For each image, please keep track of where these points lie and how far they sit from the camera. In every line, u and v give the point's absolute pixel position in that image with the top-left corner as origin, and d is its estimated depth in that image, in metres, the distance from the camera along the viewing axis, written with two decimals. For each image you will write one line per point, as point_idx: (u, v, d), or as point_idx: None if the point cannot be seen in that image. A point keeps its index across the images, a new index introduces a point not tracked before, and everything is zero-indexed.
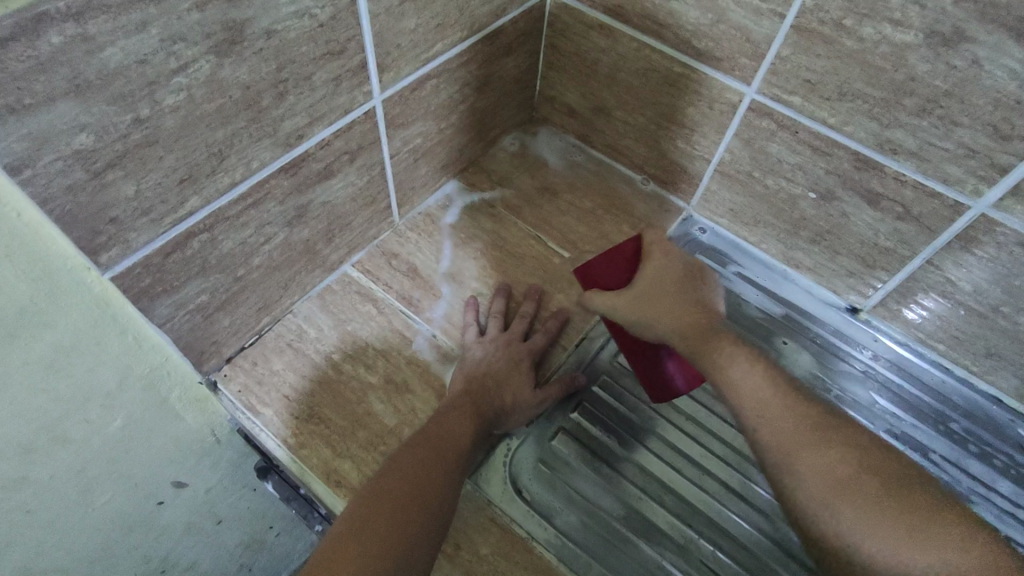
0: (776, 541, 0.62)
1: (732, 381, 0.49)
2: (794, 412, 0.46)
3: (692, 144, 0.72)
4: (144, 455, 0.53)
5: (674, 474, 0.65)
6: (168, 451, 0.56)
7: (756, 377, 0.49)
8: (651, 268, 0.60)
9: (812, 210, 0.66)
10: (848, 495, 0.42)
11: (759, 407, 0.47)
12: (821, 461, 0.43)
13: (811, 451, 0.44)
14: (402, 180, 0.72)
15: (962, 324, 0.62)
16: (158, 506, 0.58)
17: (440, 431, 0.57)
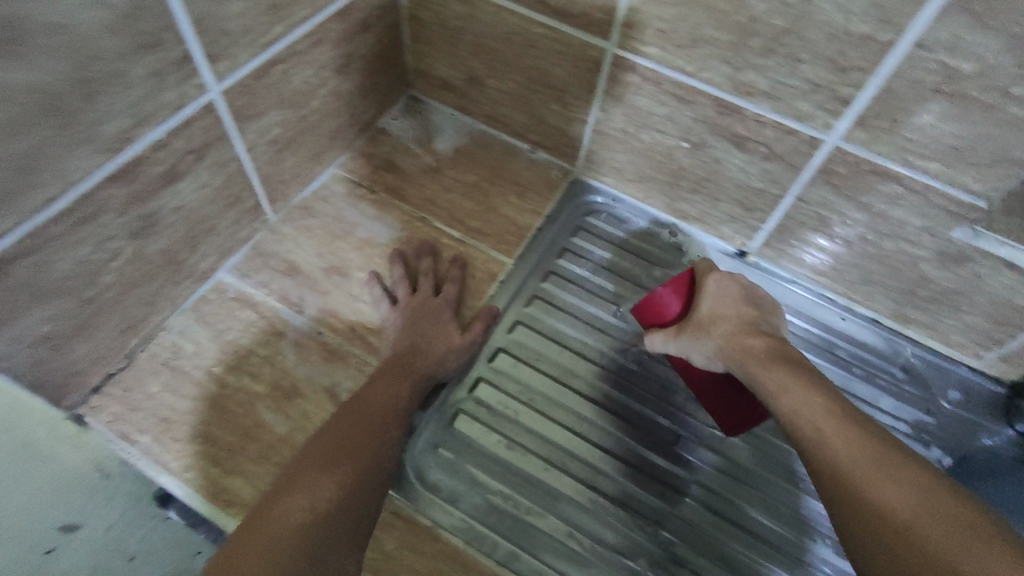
0: (683, 489, 0.59)
1: (769, 385, 0.50)
2: (845, 424, 0.45)
3: (567, 107, 0.71)
4: (20, 496, 0.45)
5: (586, 437, 0.61)
6: (44, 492, 0.47)
7: (806, 391, 0.48)
8: (709, 296, 0.59)
9: (687, 160, 0.68)
10: (874, 470, 0.41)
11: (799, 404, 0.47)
12: (872, 476, 0.41)
13: (853, 452, 0.43)
14: (268, 174, 0.65)
15: (835, 253, 0.68)
16: (46, 557, 0.47)
17: (377, 408, 0.53)
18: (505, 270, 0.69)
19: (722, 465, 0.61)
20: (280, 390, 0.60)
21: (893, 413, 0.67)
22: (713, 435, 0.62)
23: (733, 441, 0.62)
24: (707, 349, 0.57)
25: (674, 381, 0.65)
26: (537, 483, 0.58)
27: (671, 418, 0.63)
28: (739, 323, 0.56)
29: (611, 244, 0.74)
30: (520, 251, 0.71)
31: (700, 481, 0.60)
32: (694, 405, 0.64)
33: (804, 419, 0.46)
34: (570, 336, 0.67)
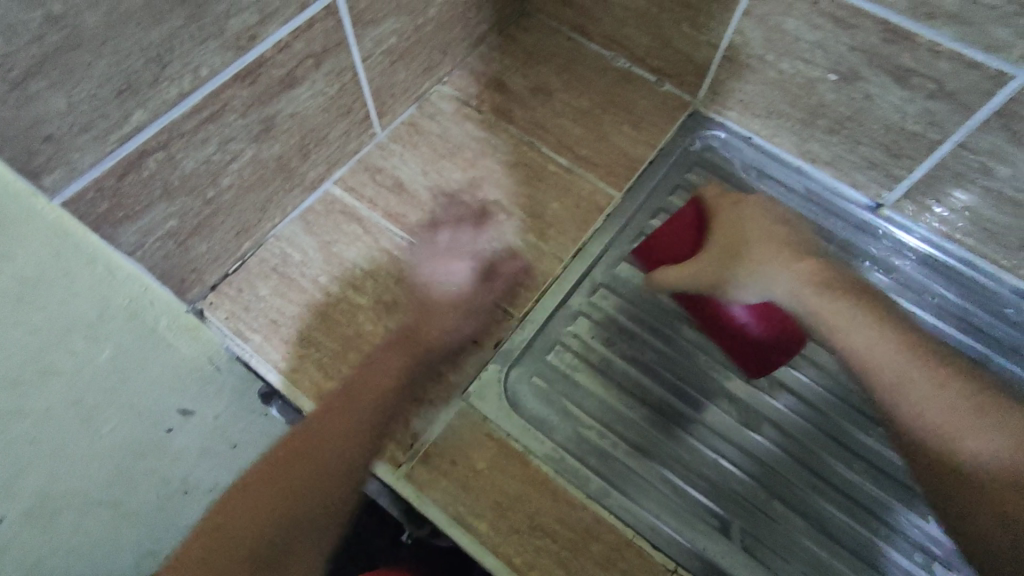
0: (786, 450, 0.57)
1: (850, 338, 0.51)
2: (912, 350, 0.50)
3: (698, 28, 0.65)
4: (142, 383, 0.51)
5: (690, 387, 0.59)
6: (167, 379, 0.54)
7: (886, 341, 0.50)
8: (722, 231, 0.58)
9: (831, 95, 0.61)
10: (935, 385, 0.48)
11: (868, 349, 0.51)
12: (962, 421, 0.47)
13: (894, 365, 0.49)
14: (380, 85, 0.64)
15: (995, 215, 0.60)
16: (167, 433, 0.57)
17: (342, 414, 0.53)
18: (613, 203, 0.65)
19: (836, 434, 0.57)
20: (383, 305, 0.60)
21: None
22: (832, 405, 0.59)
23: (852, 412, 0.59)
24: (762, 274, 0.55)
25: None
26: (638, 426, 0.56)
27: (784, 379, 0.60)
28: (784, 248, 0.56)
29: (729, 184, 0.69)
30: (629, 184, 0.67)
31: (812, 448, 0.57)
32: (816, 370, 0.60)
33: (852, 350, 0.51)
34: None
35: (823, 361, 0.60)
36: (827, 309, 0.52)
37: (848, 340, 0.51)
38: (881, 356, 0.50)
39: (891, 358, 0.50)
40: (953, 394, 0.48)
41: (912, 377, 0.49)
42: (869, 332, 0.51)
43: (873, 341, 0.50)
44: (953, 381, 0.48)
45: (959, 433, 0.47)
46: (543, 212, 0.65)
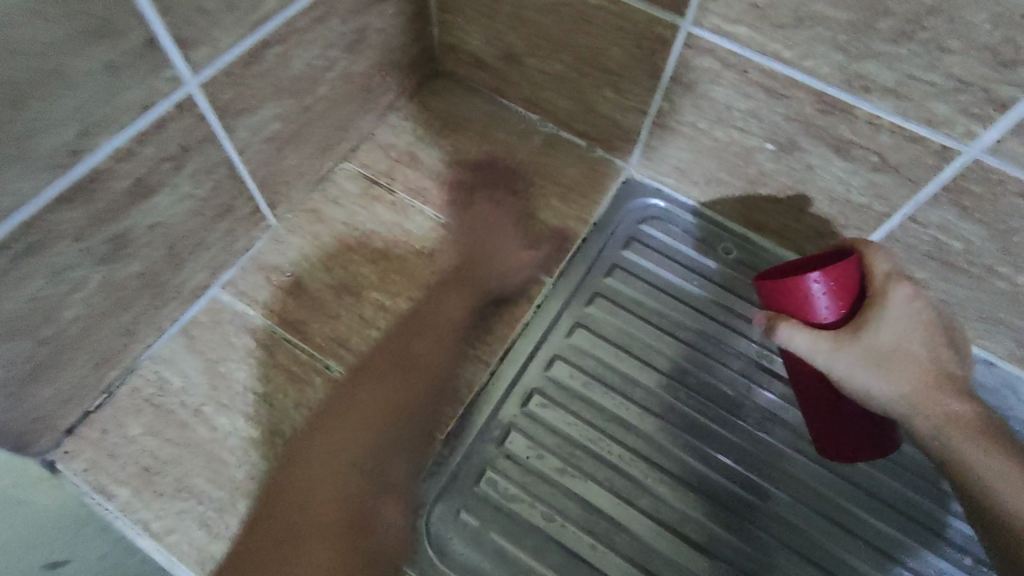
0: (748, 573, 0.50)
1: (872, 361, 0.44)
2: (939, 391, 0.44)
3: (622, 94, 0.59)
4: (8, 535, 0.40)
5: (639, 508, 0.51)
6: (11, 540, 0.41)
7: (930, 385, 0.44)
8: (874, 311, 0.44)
9: (770, 164, 0.56)
10: (966, 430, 0.42)
11: (882, 368, 0.44)
12: (967, 459, 0.42)
13: (942, 418, 0.43)
14: (268, 175, 0.55)
15: (951, 287, 0.55)
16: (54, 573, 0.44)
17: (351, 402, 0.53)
18: (543, 291, 0.59)
19: (802, 548, 0.51)
20: (280, 437, 0.51)
21: None
22: (794, 510, 0.52)
23: (816, 517, 0.52)
24: (831, 347, 0.44)
25: (743, 439, 0.55)
26: (580, 563, 0.49)
27: (742, 486, 0.53)
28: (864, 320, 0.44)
29: (686, 268, 0.62)
30: (561, 267, 0.60)
31: (779, 569, 0.50)
32: (767, 469, 0.54)
33: (883, 386, 0.44)
34: (624, 379, 0.56)
35: (781, 464, 0.54)
36: (886, 363, 0.44)
37: (872, 365, 0.44)
38: (886, 378, 0.44)
39: (955, 409, 0.43)
40: (978, 440, 0.42)
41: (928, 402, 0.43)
42: (887, 374, 0.44)
43: (922, 382, 0.44)
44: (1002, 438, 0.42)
45: (964, 445, 0.42)
46: (465, 309, 0.57)
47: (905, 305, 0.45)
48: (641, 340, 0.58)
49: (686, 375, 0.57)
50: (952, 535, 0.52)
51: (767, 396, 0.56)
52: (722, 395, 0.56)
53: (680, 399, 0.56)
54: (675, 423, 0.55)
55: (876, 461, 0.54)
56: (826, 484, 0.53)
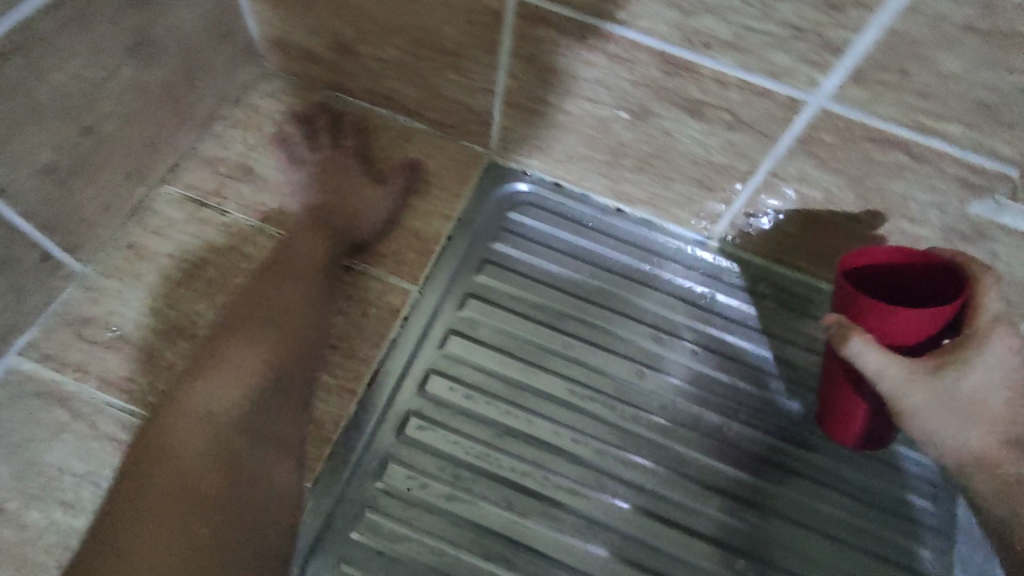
0: (657, 567, 0.48)
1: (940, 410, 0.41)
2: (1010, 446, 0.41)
3: (465, 74, 0.54)
4: None
5: (535, 522, 0.48)
6: None
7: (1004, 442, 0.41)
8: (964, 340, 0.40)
9: (629, 134, 0.53)
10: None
11: (949, 419, 0.41)
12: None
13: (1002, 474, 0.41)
14: (54, 214, 0.46)
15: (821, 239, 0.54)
16: None
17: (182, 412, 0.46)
18: (410, 301, 0.53)
19: (710, 530, 0.49)
20: None
21: None
22: (698, 492, 0.50)
23: (720, 496, 0.50)
24: (902, 377, 0.40)
25: (640, 426, 0.52)
26: None
27: (643, 477, 0.50)
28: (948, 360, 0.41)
29: (563, 255, 0.58)
30: (425, 273, 0.55)
31: (688, 557, 0.48)
32: (666, 453, 0.51)
33: (947, 434, 0.42)
34: (507, 383, 0.52)
35: (682, 447, 0.51)
36: (951, 413, 0.41)
37: (936, 414, 0.41)
38: (954, 430, 0.41)
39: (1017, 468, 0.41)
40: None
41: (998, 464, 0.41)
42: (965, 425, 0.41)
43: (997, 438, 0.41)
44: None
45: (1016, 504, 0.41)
46: (322, 334, 0.51)
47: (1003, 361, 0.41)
48: (520, 339, 0.53)
49: (573, 369, 0.53)
50: (866, 494, 0.51)
51: (659, 376, 0.54)
52: (613, 383, 0.53)
53: (570, 395, 0.52)
54: (567, 421, 0.51)
55: (772, 428, 0.53)
56: (729, 459, 0.51)
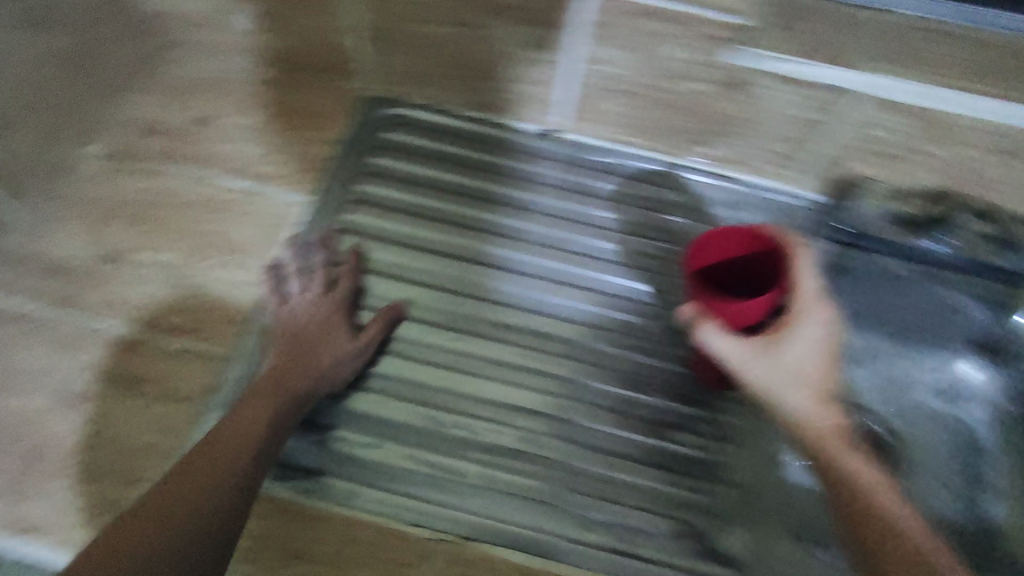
0: (502, 380, 0.62)
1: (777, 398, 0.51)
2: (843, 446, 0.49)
3: (323, 14, 0.65)
4: None
5: (409, 364, 0.62)
6: None
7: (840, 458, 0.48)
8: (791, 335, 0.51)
9: (463, 45, 0.64)
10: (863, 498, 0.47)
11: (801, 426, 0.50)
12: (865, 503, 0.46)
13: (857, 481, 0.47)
14: None
15: (641, 112, 0.65)
16: None
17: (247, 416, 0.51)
18: (296, 214, 0.66)
19: (545, 347, 0.64)
20: (73, 400, 0.57)
21: None
22: (534, 321, 0.65)
23: (553, 322, 0.65)
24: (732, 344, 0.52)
25: (489, 281, 0.66)
26: (365, 417, 0.60)
27: (493, 317, 0.65)
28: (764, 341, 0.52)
29: (443, 163, 0.70)
30: (312, 188, 0.67)
31: (529, 368, 0.63)
32: (512, 297, 0.65)
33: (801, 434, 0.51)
34: (405, 275, 0.66)
35: (522, 292, 0.66)
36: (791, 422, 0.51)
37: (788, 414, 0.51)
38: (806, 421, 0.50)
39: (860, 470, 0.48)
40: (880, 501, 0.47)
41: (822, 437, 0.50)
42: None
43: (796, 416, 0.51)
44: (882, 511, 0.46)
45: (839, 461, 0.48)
46: (230, 243, 0.64)
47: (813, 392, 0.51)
48: (415, 239, 0.67)
49: (451, 250, 0.67)
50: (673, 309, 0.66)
51: (507, 244, 0.67)
52: (468, 252, 0.67)
53: (436, 267, 0.66)
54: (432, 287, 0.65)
55: (598, 268, 0.67)
56: (557, 296, 0.65)
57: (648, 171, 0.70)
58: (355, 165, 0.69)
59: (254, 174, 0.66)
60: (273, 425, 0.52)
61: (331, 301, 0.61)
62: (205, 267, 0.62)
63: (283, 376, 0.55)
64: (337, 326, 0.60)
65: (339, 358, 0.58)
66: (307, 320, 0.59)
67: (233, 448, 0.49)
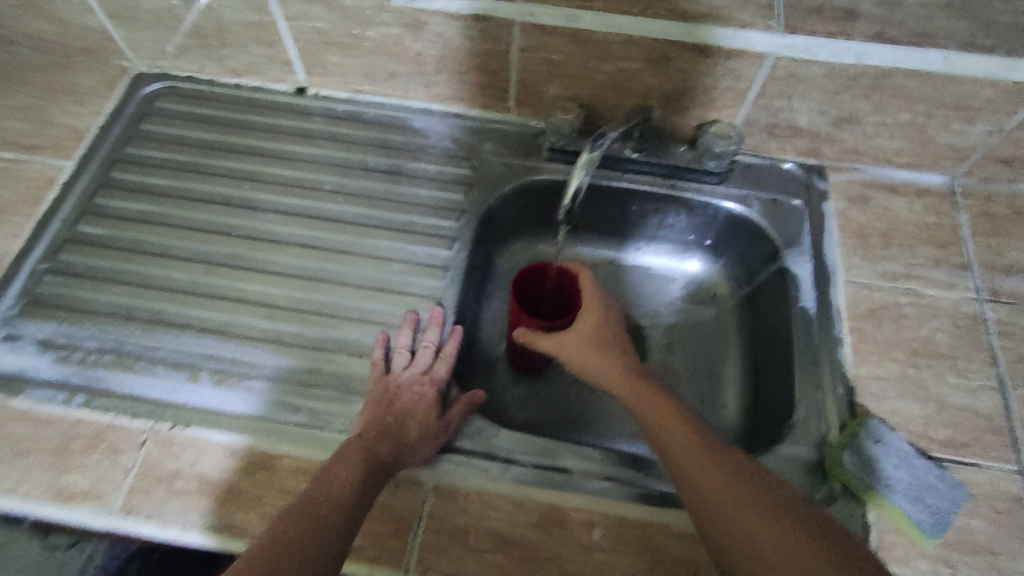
0: (243, 297, 0.69)
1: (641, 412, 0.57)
2: (709, 449, 0.51)
3: (69, 3, 0.75)
4: None
5: (158, 286, 0.70)
6: None
7: (704, 468, 0.49)
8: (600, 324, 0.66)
9: (192, 16, 0.74)
10: (761, 518, 0.45)
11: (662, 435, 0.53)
12: (725, 512, 0.46)
13: (715, 481, 0.48)
14: None
15: (356, 61, 0.76)
16: None
17: (335, 476, 0.50)
18: (65, 172, 0.76)
19: (282, 269, 0.71)
20: None
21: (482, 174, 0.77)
22: (270, 243, 0.73)
23: (291, 246, 0.72)
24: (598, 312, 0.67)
25: (239, 217, 0.75)
26: (111, 334, 0.66)
27: (238, 245, 0.73)
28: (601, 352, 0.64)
29: (204, 123, 0.82)
30: (81, 153, 0.78)
31: (266, 287, 0.70)
32: (255, 227, 0.74)
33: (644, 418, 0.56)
34: (160, 216, 0.74)
35: (265, 222, 0.74)
36: (659, 430, 0.54)
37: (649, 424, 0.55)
38: (660, 428, 0.54)
39: (707, 457, 0.50)
40: (747, 512, 0.46)
41: (684, 443, 0.52)
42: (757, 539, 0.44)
43: (677, 437, 0.52)
44: (761, 526, 0.45)
45: (705, 474, 0.49)
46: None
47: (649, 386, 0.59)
48: (172, 189, 0.77)
49: (206, 195, 0.76)
50: (404, 222, 0.73)
51: (257, 184, 0.77)
52: (221, 196, 0.76)
53: (192, 210, 0.75)
54: (187, 225, 0.74)
55: (331, 198, 0.75)
56: (295, 224, 0.74)
57: (383, 116, 0.82)
58: (125, 132, 0.80)
59: (22, 145, 0.78)
60: (366, 475, 0.51)
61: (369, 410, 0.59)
62: None
63: (381, 447, 0.54)
64: (428, 406, 0.60)
65: (427, 435, 0.57)
66: (391, 398, 0.60)
67: (338, 497, 0.49)
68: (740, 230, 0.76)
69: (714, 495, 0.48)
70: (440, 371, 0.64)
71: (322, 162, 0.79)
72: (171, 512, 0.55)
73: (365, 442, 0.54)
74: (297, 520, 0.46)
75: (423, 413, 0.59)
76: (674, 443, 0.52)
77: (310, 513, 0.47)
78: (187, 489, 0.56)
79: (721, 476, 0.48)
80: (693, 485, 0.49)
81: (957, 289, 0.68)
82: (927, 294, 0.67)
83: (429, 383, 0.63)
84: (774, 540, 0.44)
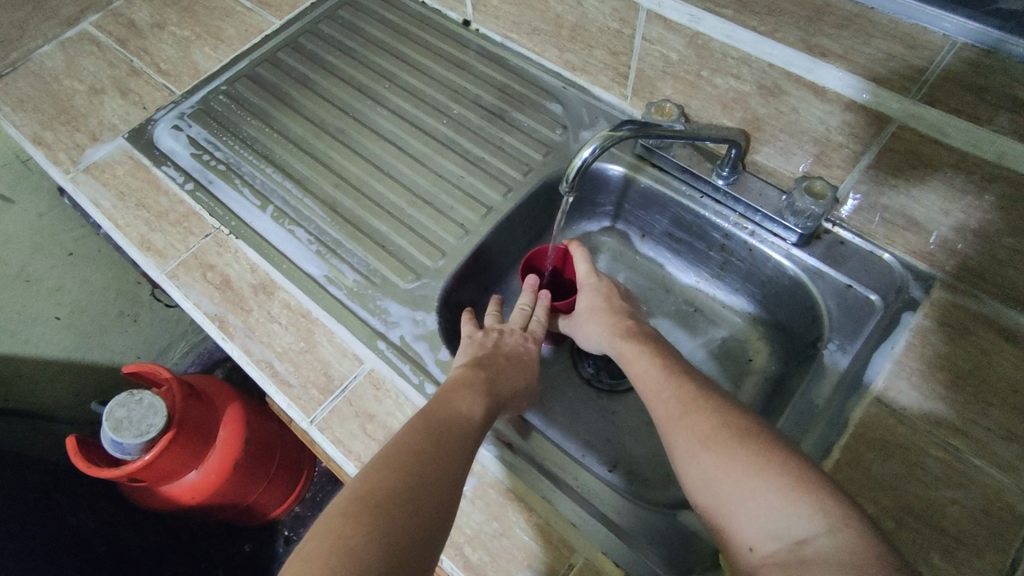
0: (327, 165, 0.79)
1: (637, 372, 0.59)
2: (693, 409, 0.51)
3: None
4: None
5: (277, 132, 0.83)
6: None
7: (691, 421, 0.50)
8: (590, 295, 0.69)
9: None
10: (757, 472, 0.45)
11: (651, 392, 0.55)
12: (720, 468, 0.47)
13: (706, 435, 0.49)
14: None
15: (509, 7, 0.81)
16: None
17: (455, 413, 0.52)
18: (271, 28, 0.95)
19: (368, 157, 0.79)
20: (95, 89, 0.89)
21: (574, 146, 0.78)
22: (370, 132, 0.82)
23: (386, 143, 0.80)
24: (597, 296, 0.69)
25: (360, 105, 0.85)
26: (230, 150, 0.81)
27: (347, 126, 0.82)
28: (609, 315, 0.66)
29: (382, 25, 0.94)
30: (289, 18, 0.96)
31: (348, 166, 0.78)
32: (367, 117, 0.83)
33: (639, 377, 0.58)
34: (311, 83, 0.88)
35: (376, 116, 0.83)
36: (652, 385, 0.56)
37: (642, 381, 0.57)
38: (652, 385, 0.56)
39: (699, 414, 0.51)
40: (745, 468, 0.45)
41: (670, 402, 0.53)
42: (749, 483, 0.45)
43: (665, 397, 0.54)
44: (765, 480, 0.44)
45: (695, 428, 0.50)
46: (221, 33, 0.95)
47: (645, 342, 0.61)
48: (333, 67, 0.90)
49: (350, 79, 0.88)
50: (481, 161, 0.78)
51: (390, 84, 0.87)
52: (359, 85, 0.87)
53: (333, 87, 0.87)
54: (324, 96, 0.86)
55: (438, 118, 0.82)
56: (395, 125, 0.82)
57: (518, 65, 0.85)
58: (325, 13, 0.96)
59: None
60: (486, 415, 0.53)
61: (473, 343, 0.62)
62: (201, 40, 0.94)
63: (496, 389, 0.56)
64: (531, 360, 0.64)
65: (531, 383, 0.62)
66: (503, 343, 0.63)
67: (457, 438, 0.49)
68: (801, 302, 0.70)
69: (698, 441, 0.49)
70: (537, 329, 0.67)
71: (446, 86, 0.85)
72: (195, 290, 0.69)
73: (480, 381, 0.56)
74: (412, 451, 0.47)
75: (528, 373, 0.63)
76: (661, 399, 0.54)
77: (445, 442, 0.49)
78: (215, 281, 0.70)
79: (708, 429, 0.49)
80: (676, 430, 0.51)
81: (1017, 476, 0.54)
82: (969, 462, 0.55)
83: (530, 338, 0.66)
84: (781, 503, 0.43)
